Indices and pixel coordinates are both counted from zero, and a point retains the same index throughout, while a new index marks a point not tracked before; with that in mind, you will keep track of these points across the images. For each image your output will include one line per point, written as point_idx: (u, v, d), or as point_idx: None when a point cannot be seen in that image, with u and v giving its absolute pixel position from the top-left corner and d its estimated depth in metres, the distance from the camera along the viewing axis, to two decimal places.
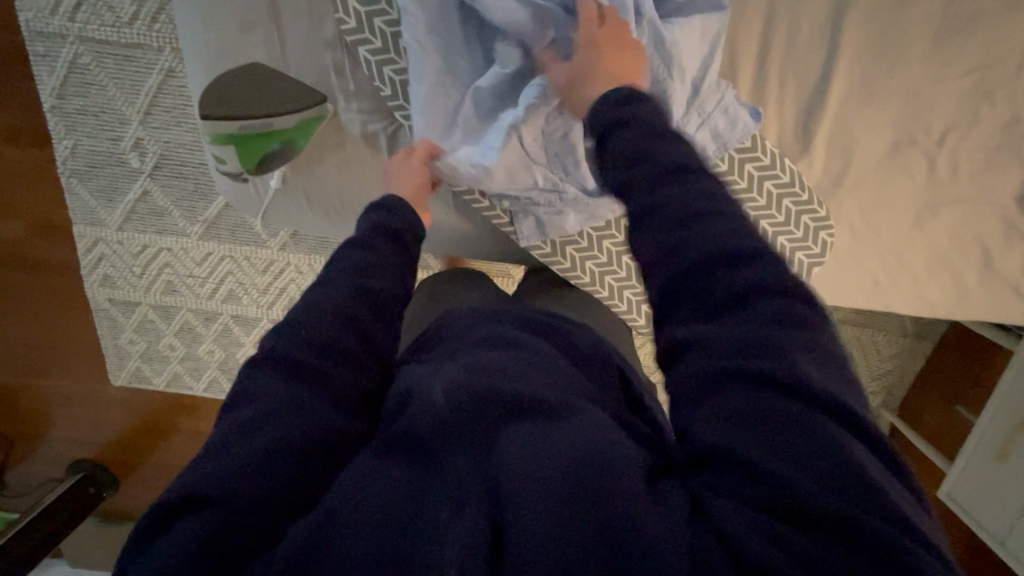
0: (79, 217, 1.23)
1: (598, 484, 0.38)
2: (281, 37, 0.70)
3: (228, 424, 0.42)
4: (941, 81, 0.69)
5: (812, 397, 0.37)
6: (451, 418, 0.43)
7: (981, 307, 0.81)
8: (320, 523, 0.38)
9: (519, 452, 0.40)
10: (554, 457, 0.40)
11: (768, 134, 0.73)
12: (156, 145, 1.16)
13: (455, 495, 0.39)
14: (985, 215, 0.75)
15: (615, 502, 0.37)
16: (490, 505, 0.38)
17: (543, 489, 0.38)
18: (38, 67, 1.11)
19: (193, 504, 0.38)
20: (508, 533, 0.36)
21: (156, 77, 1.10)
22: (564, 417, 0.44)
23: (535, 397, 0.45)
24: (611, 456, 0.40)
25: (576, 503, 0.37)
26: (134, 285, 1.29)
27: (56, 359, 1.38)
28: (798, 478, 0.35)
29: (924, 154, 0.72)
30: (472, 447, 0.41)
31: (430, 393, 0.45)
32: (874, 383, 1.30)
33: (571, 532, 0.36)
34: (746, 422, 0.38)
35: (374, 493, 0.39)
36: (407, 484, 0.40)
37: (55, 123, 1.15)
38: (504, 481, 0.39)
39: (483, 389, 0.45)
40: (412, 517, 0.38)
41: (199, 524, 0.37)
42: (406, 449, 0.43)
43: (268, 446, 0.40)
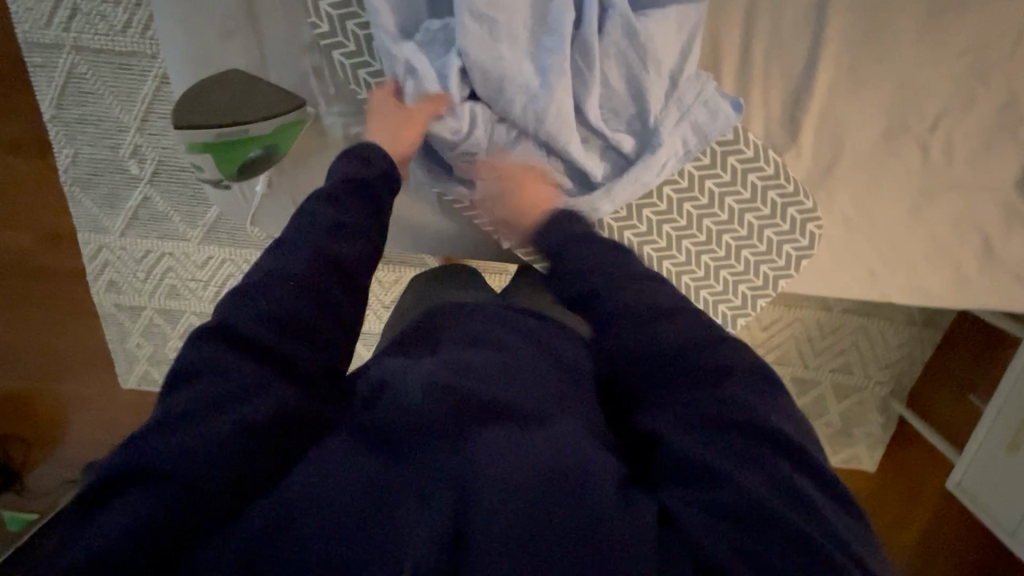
0: (83, 224, 1.25)
1: (568, 494, 0.40)
2: (259, 43, 0.70)
3: (178, 404, 0.42)
4: (934, 64, 0.67)
5: (768, 434, 0.44)
6: (428, 415, 0.44)
7: (982, 294, 0.79)
8: (292, 509, 0.39)
9: (491, 455, 0.41)
10: (526, 464, 0.41)
11: (756, 125, 0.72)
12: (154, 151, 1.17)
13: (424, 492, 0.39)
14: (983, 199, 0.72)
15: (582, 508, 0.39)
16: (457, 503, 0.39)
17: (511, 492, 0.39)
18: (36, 78, 1.12)
19: (137, 477, 0.39)
20: (471, 535, 0.37)
21: (151, 84, 1.11)
22: (537, 423, 0.46)
23: (511, 403, 0.47)
24: (581, 467, 0.42)
25: (545, 508, 0.39)
26: (139, 289, 1.31)
27: (68, 364, 1.41)
28: (746, 479, 0.42)
29: (917, 139, 0.70)
30: (444, 446, 0.42)
31: (405, 388, 0.46)
32: (882, 373, 1.27)
33: (536, 535, 0.37)
34: (702, 432, 0.45)
35: (341, 483, 0.40)
36: (377, 479, 0.41)
37: (56, 133, 1.17)
38: (474, 482, 0.40)
39: (459, 390, 0.46)
40: (377, 513, 0.38)
41: (139, 500, 0.38)
42: (378, 443, 0.44)
43: (216, 432, 0.41)
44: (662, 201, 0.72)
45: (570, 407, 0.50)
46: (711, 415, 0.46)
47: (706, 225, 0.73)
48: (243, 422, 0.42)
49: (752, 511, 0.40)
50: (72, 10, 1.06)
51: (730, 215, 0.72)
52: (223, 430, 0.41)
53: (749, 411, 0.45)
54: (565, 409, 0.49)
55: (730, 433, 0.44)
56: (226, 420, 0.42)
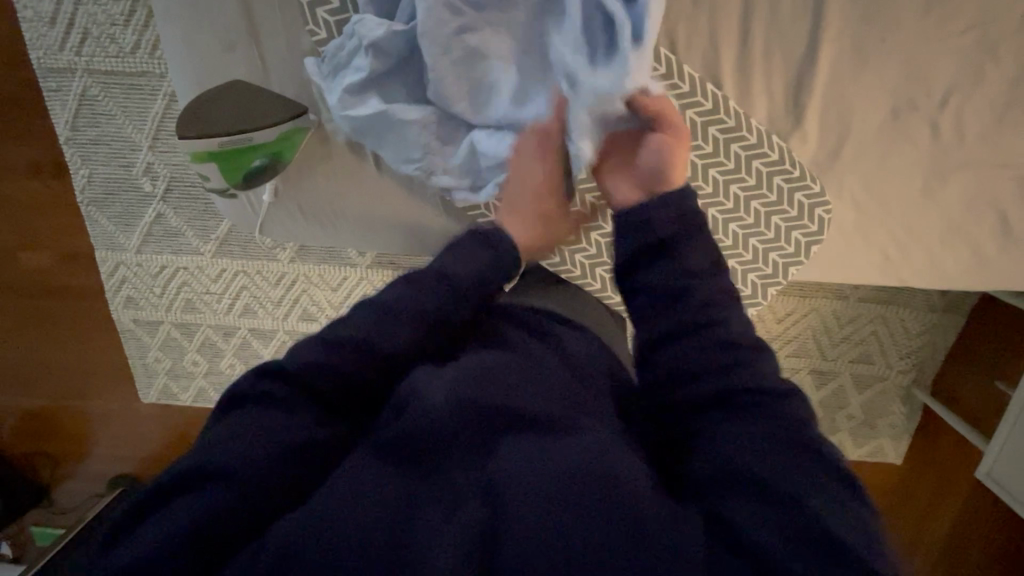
0: (100, 243, 1.28)
1: (603, 496, 0.40)
2: (261, 55, 0.71)
3: (252, 420, 0.45)
4: (939, 42, 0.66)
5: (777, 408, 0.46)
6: (452, 426, 0.44)
7: (1002, 275, 0.77)
8: (332, 515, 0.39)
9: (518, 465, 0.42)
10: (551, 467, 0.41)
11: (757, 112, 0.71)
12: (165, 168, 1.20)
13: (451, 504, 0.40)
14: (1000, 177, 0.71)
15: (618, 512, 0.39)
16: (487, 511, 0.39)
17: (542, 500, 0.39)
18: (51, 102, 1.15)
19: (208, 485, 0.42)
20: (505, 540, 0.38)
21: (161, 103, 1.13)
22: (562, 430, 0.46)
23: (533, 409, 0.46)
24: (606, 468, 0.42)
25: (577, 512, 0.39)
26: (156, 304, 1.33)
27: (90, 380, 1.43)
28: (835, 503, 0.41)
29: (926, 119, 0.69)
30: (471, 458, 0.43)
31: (427, 394, 0.45)
32: (904, 362, 1.24)
33: (571, 539, 0.38)
34: (794, 451, 0.43)
35: (366, 497, 0.40)
36: (403, 490, 0.41)
37: (72, 154, 1.20)
38: (502, 492, 0.40)
39: (481, 400, 0.45)
40: (408, 520, 0.39)
41: (210, 506, 0.41)
42: (402, 454, 0.43)
43: (271, 443, 0.44)
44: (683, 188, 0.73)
45: (592, 411, 0.50)
46: (727, 402, 0.47)
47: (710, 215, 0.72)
48: (300, 439, 0.45)
49: (809, 509, 0.40)
50: (83, 34, 1.09)
51: (735, 203, 0.72)
52: (285, 446, 0.44)
53: (757, 382, 0.47)
54: (581, 409, 0.49)
55: (744, 415, 0.46)
56: (292, 437, 0.45)
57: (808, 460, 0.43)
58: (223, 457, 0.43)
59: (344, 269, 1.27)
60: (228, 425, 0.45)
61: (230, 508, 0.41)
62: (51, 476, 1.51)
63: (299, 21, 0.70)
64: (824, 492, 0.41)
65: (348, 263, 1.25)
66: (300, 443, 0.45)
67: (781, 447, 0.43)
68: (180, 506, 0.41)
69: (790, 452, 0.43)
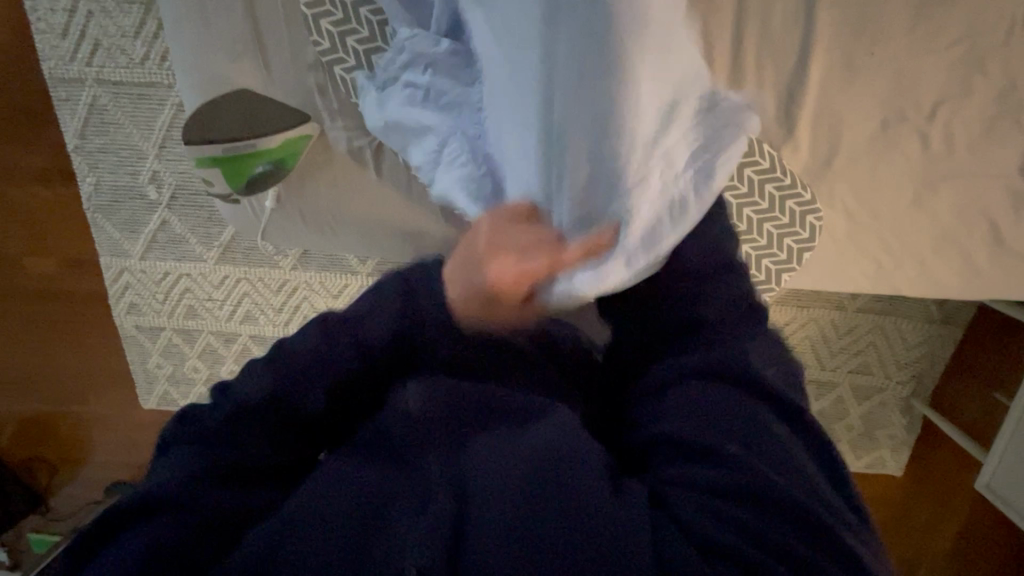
0: (104, 249, 1.29)
1: (560, 477, 0.40)
2: (267, 64, 0.74)
3: (192, 453, 0.46)
4: (926, 55, 0.68)
5: (759, 388, 0.46)
6: (428, 426, 0.46)
7: (994, 284, 0.78)
8: (311, 519, 0.40)
9: (482, 456, 0.43)
10: (511, 456, 0.42)
11: (750, 122, 0.72)
12: (171, 176, 1.22)
13: (417, 502, 0.41)
14: (990, 187, 0.72)
15: (573, 502, 0.39)
16: (452, 501, 0.40)
17: (509, 489, 0.39)
18: (61, 111, 1.18)
19: (156, 512, 0.43)
20: (466, 530, 0.38)
21: (168, 112, 1.15)
22: (530, 420, 0.47)
23: (502, 408, 0.48)
24: (564, 453, 0.42)
25: (534, 500, 0.39)
26: (157, 311, 1.35)
27: (91, 386, 1.44)
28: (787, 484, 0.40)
29: (916, 129, 0.70)
30: (444, 455, 0.44)
31: (405, 402, 0.49)
32: (903, 373, 1.24)
33: (526, 525, 0.37)
34: (751, 438, 0.42)
35: (337, 493, 0.42)
36: (376, 488, 0.42)
37: (79, 162, 1.22)
38: (466, 482, 0.41)
39: (453, 401, 0.48)
40: (375, 521, 0.40)
41: (163, 527, 0.42)
42: (384, 459, 0.45)
43: (213, 468, 0.45)
44: None
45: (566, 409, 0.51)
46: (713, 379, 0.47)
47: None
48: (248, 459, 0.47)
49: (763, 496, 0.39)
50: (95, 45, 1.12)
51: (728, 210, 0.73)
52: (227, 464, 0.46)
53: (744, 367, 0.47)
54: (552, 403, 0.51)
55: (724, 396, 0.46)
56: (233, 455, 0.46)
57: (782, 442, 0.43)
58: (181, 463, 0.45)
59: (345, 276, 1.28)
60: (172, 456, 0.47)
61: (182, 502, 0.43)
62: (47, 482, 1.51)
63: (304, 33, 0.72)
64: (796, 478, 0.41)
65: (349, 270, 1.26)
66: (246, 462, 0.47)
67: (753, 426, 0.43)
68: (127, 535, 0.42)
69: (761, 434, 0.43)
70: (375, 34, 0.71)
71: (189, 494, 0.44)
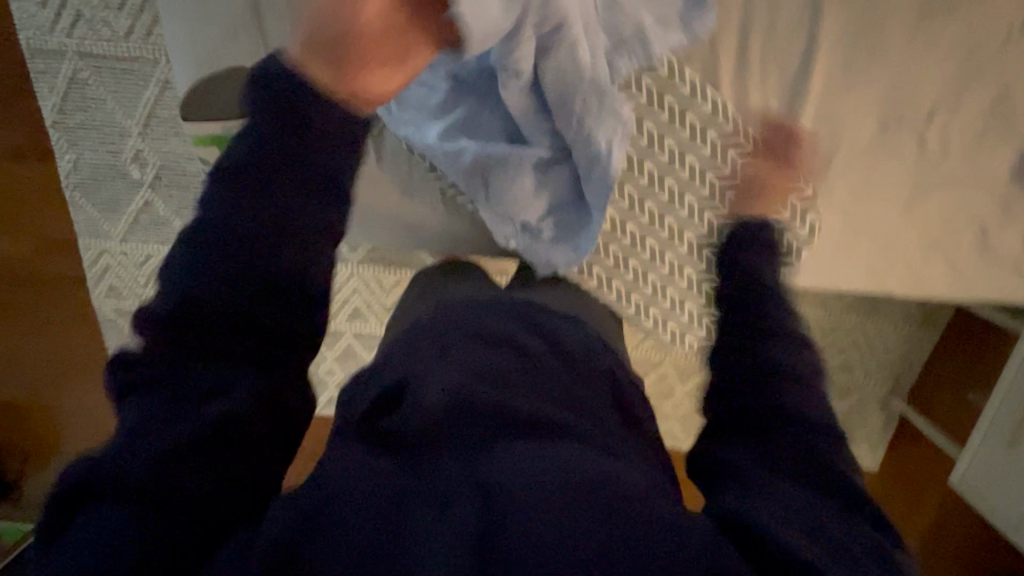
0: (83, 229, 1.25)
1: (598, 493, 0.40)
2: (263, 41, 0.71)
3: (147, 401, 0.43)
4: (926, 58, 0.69)
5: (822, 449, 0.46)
6: (451, 424, 0.45)
7: (979, 288, 0.80)
8: (323, 509, 0.39)
9: (514, 462, 0.42)
10: (548, 467, 0.41)
11: (754, 121, 0.73)
12: (155, 156, 1.18)
13: (443, 503, 0.39)
14: (981, 191, 0.73)
15: (613, 520, 0.38)
16: (482, 507, 0.38)
17: (542, 496, 0.39)
18: (39, 85, 1.13)
19: (112, 482, 0.39)
20: (496, 534, 0.37)
21: (153, 89, 1.11)
22: (561, 433, 0.46)
23: (531, 413, 0.47)
24: (601, 471, 0.42)
25: (575, 518, 0.38)
26: (140, 295, 1.31)
27: (66, 370, 1.40)
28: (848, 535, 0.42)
29: (912, 132, 0.72)
30: (465, 455, 0.43)
31: (430, 395, 0.47)
32: (884, 371, 1.27)
33: (562, 536, 0.37)
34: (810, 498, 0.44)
35: (360, 486, 0.40)
36: (399, 482, 0.41)
37: (58, 139, 1.17)
38: (498, 488, 0.40)
39: (482, 400, 0.47)
40: (395, 516, 0.38)
41: (126, 503, 0.38)
42: (403, 447, 0.44)
43: (165, 449, 0.40)
44: (705, 186, 0.74)
45: (595, 417, 0.50)
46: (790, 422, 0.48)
47: (688, 202, 0.74)
48: (224, 437, 0.43)
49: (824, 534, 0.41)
50: (76, 17, 1.07)
51: (730, 207, 0.74)
52: (199, 430, 0.42)
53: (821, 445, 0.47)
54: (584, 414, 0.50)
55: (791, 462, 0.46)
56: (190, 429, 0.42)
57: (829, 484, 0.45)
58: (171, 431, 0.41)
59: None
60: (155, 419, 0.42)
61: (182, 476, 0.40)
62: (19, 470, 1.47)
63: None
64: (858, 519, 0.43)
65: None
66: (235, 424, 0.43)
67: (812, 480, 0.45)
68: (80, 518, 0.38)
69: (816, 488, 0.45)
70: None
71: (195, 476, 0.41)
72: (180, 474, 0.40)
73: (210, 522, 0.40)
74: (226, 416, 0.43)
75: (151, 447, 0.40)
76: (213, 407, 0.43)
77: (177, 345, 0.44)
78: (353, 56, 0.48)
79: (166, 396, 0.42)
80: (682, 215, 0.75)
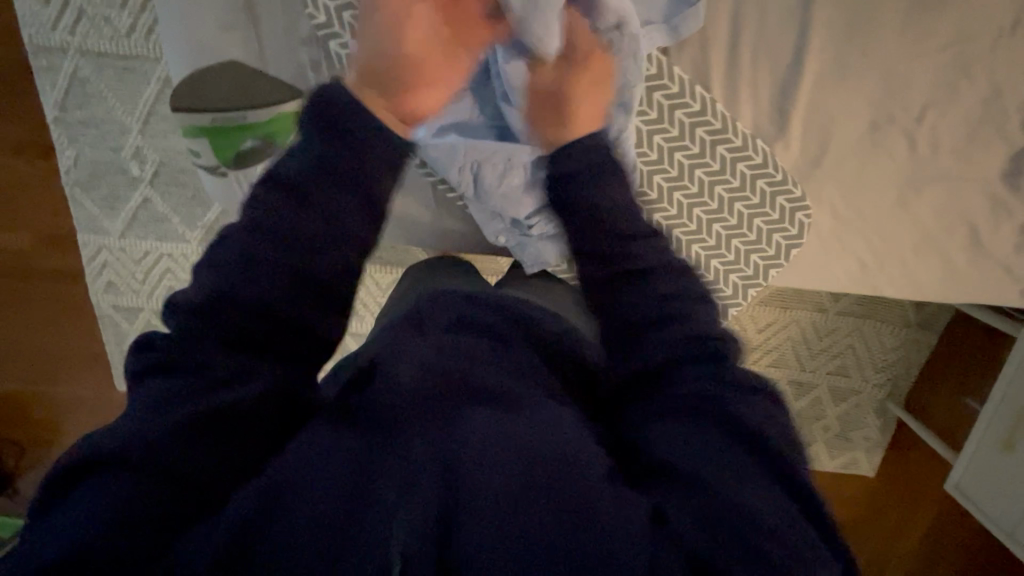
0: (82, 225, 1.26)
1: (559, 476, 0.40)
2: (257, 37, 0.72)
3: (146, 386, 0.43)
4: (917, 57, 0.69)
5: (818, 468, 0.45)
6: (420, 402, 0.45)
7: (971, 289, 0.80)
8: (289, 495, 0.39)
9: (479, 442, 0.42)
10: (512, 449, 0.42)
11: (745, 120, 0.73)
12: (154, 152, 1.19)
13: (408, 484, 0.39)
14: (972, 192, 0.73)
15: (573, 509, 0.39)
16: (445, 488, 0.39)
17: (502, 479, 0.40)
18: (40, 81, 1.14)
19: (103, 464, 0.39)
20: (456, 521, 0.38)
21: (153, 87, 1.13)
22: (527, 410, 0.46)
23: (499, 392, 0.47)
24: (562, 453, 0.42)
25: (535, 503, 0.39)
26: (136, 291, 1.31)
27: (63, 365, 1.40)
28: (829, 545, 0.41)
29: (903, 132, 0.72)
30: (432, 435, 0.42)
31: (401, 372, 0.47)
32: (879, 375, 1.26)
33: (517, 522, 0.38)
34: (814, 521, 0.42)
35: (327, 472, 0.41)
36: (365, 463, 0.41)
37: (58, 135, 1.18)
38: (462, 470, 0.40)
39: (451, 380, 0.47)
40: (360, 500, 0.39)
41: (112, 485, 0.38)
42: (371, 428, 0.44)
43: (186, 420, 0.41)
44: (694, 183, 0.74)
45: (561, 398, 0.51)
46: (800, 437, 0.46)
47: (677, 198, 0.75)
48: (215, 420, 0.43)
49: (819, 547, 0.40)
50: (78, 14, 1.08)
51: (720, 204, 0.75)
52: (190, 415, 0.42)
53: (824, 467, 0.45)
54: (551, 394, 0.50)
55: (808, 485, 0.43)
56: (208, 404, 0.43)
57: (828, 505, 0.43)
58: (164, 416, 0.41)
59: None
60: (148, 401, 0.42)
61: (170, 456, 0.41)
62: (16, 464, 1.47)
63: (296, 6, 0.71)
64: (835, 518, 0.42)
65: None
66: (229, 409, 0.43)
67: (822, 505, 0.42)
68: (87, 487, 0.38)
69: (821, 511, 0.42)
70: None
71: (187, 455, 0.41)
72: (169, 453, 0.40)
73: (190, 496, 0.40)
74: (216, 403, 0.43)
75: (144, 425, 0.41)
76: (204, 391, 0.43)
77: (201, 323, 0.45)
78: (409, 80, 0.59)
79: (163, 382, 0.43)
80: (673, 212, 0.75)
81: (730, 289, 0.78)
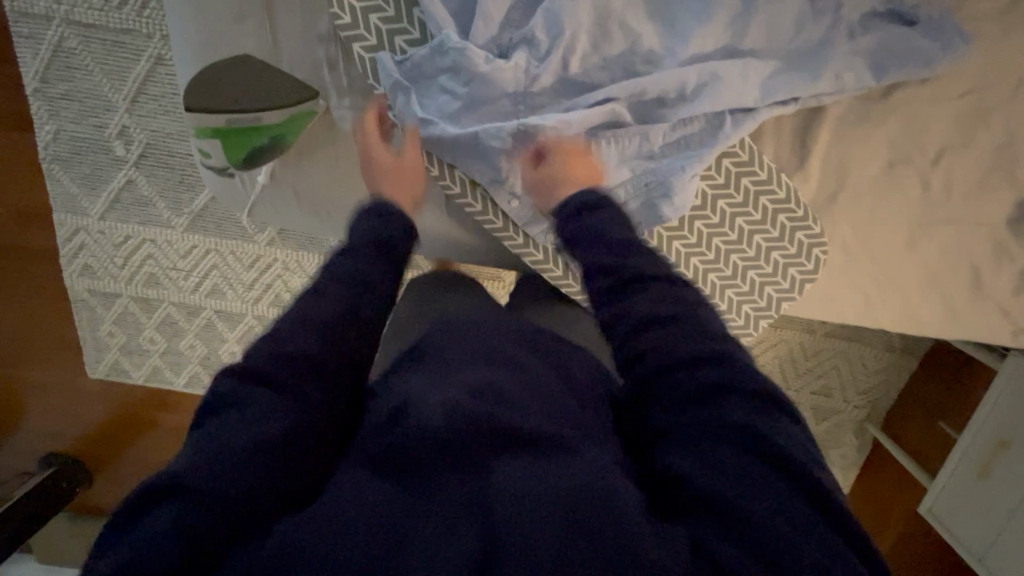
0: (60, 204, 1.19)
1: (597, 517, 0.39)
2: (271, 28, 0.69)
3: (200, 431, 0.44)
4: (936, 100, 0.70)
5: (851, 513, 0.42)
6: (450, 440, 0.43)
7: (968, 327, 0.82)
8: (311, 540, 0.38)
9: (514, 482, 0.41)
10: (549, 486, 0.41)
11: (766, 151, 0.74)
12: (141, 133, 1.13)
13: (444, 526, 0.38)
14: (980, 235, 0.75)
15: (613, 548, 0.38)
16: (483, 531, 0.38)
17: (540, 520, 0.38)
18: (22, 49, 1.07)
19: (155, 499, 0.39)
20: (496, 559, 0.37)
21: (144, 64, 1.07)
22: (559, 450, 0.45)
23: (531, 428, 0.45)
24: (600, 486, 0.41)
25: (575, 545, 0.38)
26: (115, 276, 1.25)
27: (31, 348, 1.33)
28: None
29: (918, 173, 0.73)
30: (464, 475, 0.42)
31: (428, 409, 0.46)
32: (862, 398, 1.30)
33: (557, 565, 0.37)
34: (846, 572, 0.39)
35: (356, 509, 0.39)
36: (396, 503, 0.40)
37: (38, 107, 1.11)
38: (497, 511, 0.39)
39: (481, 415, 0.45)
40: (397, 540, 0.38)
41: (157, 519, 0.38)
42: (400, 468, 0.43)
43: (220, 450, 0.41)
44: (716, 214, 0.75)
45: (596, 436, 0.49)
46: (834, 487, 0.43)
47: (698, 228, 0.75)
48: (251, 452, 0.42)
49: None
50: None
51: (739, 235, 0.75)
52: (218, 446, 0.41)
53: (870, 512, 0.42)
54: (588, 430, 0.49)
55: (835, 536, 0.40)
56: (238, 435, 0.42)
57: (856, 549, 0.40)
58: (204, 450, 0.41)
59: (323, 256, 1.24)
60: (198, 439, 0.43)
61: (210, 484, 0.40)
62: None
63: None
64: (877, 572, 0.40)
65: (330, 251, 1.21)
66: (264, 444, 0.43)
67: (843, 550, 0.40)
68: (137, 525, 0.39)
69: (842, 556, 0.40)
70: (401, 14, 0.68)
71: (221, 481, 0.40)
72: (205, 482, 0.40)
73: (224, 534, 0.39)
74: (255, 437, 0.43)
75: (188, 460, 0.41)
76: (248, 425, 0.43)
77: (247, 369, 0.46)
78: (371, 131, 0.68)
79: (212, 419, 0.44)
80: (692, 240, 0.75)
81: (742, 318, 0.79)
